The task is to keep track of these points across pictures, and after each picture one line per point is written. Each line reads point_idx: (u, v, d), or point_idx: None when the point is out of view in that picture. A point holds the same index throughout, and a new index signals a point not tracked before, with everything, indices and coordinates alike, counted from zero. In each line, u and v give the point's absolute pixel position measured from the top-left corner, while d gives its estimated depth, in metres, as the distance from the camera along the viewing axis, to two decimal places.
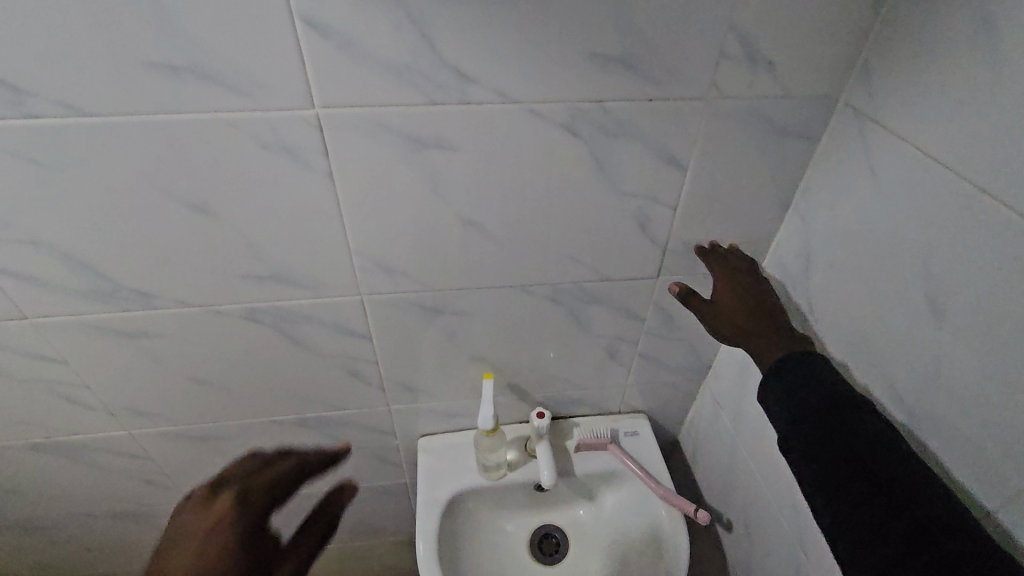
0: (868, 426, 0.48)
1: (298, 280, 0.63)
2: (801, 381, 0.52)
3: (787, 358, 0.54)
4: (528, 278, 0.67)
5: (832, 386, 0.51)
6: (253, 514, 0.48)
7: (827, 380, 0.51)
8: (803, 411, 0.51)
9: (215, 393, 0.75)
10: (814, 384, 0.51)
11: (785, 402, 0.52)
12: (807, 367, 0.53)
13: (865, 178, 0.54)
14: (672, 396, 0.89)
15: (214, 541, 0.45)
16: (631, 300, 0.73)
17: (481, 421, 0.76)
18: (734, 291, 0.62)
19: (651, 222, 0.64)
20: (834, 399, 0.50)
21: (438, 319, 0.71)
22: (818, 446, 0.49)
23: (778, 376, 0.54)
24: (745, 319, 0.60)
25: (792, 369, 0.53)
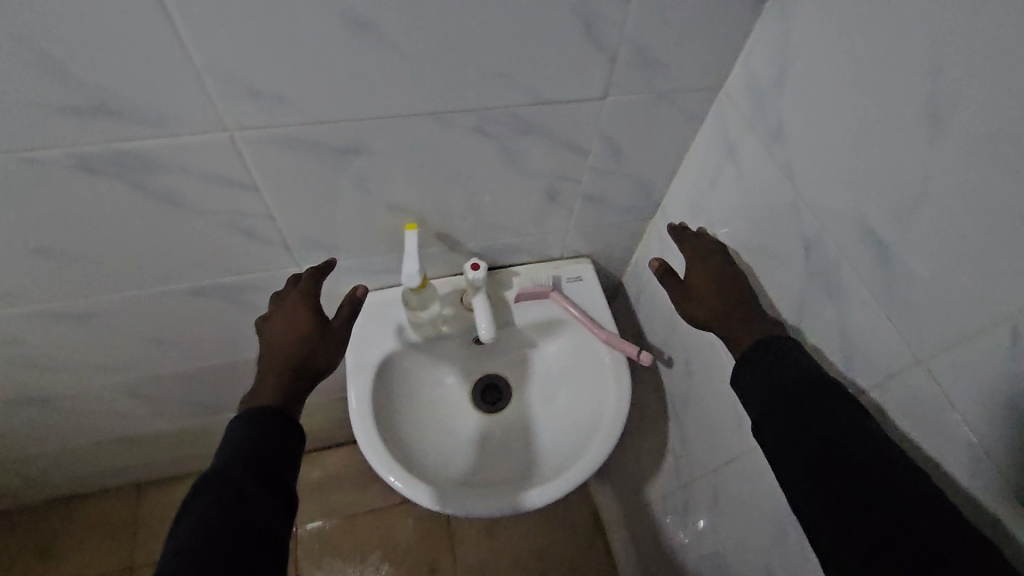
0: (842, 411, 0.46)
1: (135, 113, 0.47)
2: (776, 364, 0.51)
3: (763, 348, 0.53)
4: (446, 103, 0.54)
5: (809, 376, 0.49)
6: (320, 329, 0.62)
7: (803, 369, 0.50)
8: (777, 399, 0.49)
9: (74, 266, 0.62)
10: (792, 368, 0.50)
11: (762, 385, 0.51)
12: (783, 358, 0.51)
13: None
14: (618, 238, 0.83)
15: (292, 346, 0.60)
16: (573, 129, 0.61)
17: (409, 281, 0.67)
18: (710, 274, 0.61)
19: (597, 20, 0.49)
20: (809, 387, 0.48)
21: (339, 161, 0.57)
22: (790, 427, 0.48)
23: (752, 364, 0.52)
24: (721, 306, 0.58)
25: (768, 359, 0.52)
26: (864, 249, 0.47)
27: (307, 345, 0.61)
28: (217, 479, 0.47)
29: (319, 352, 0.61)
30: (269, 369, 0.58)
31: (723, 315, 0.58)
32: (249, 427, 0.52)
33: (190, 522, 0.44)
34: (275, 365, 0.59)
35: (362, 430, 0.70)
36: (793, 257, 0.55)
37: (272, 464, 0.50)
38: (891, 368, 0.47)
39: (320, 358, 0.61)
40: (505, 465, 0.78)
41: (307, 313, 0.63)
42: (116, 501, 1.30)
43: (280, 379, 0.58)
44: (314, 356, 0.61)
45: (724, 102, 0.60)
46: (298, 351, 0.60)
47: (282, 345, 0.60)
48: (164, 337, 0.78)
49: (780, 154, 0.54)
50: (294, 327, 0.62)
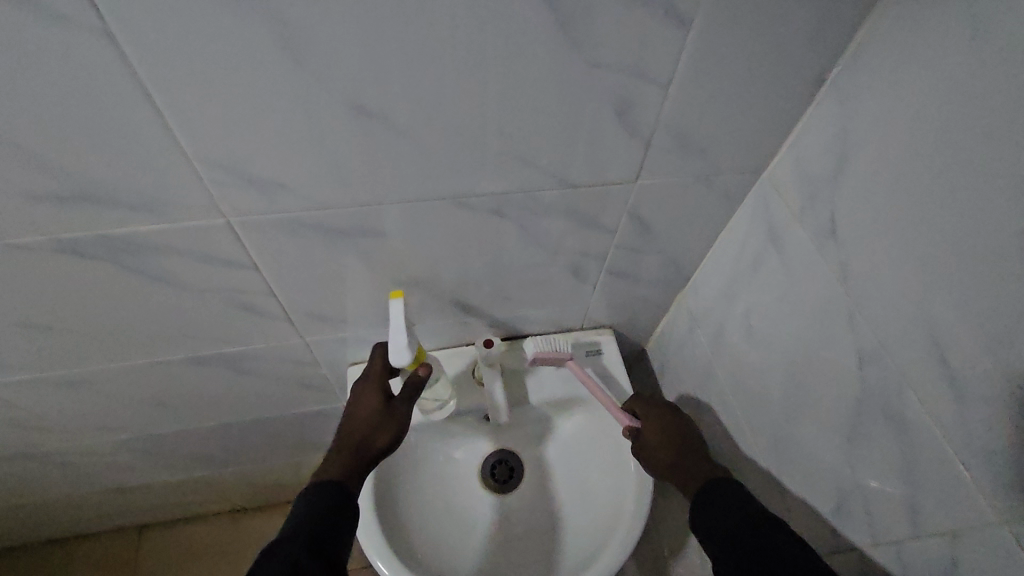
0: (781, 539, 0.46)
1: (122, 199, 0.43)
2: (727, 506, 0.51)
3: (704, 488, 0.55)
4: (462, 188, 0.49)
5: (748, 509, 0.50)
6: (381, 413, 0.59)
7: (742, 505, 0.51)
8: (726, 531, 0.49)
9: (65, 339, 0.58)
10: (741, 508, 0.50)
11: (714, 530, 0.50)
12: (723, 491, 0.53)
13: (959, 42, 0.35)
14: (643, 310, 0.77)
15: (360, 432, 0.57)
16: (599, 210, 0.56)
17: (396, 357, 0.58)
18: (657, 427, 0.65)
19: (632, 106, 0.45)
20: (750, 521, 0.49)
21: (345, 243, 0.53)
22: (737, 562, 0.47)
23: (702, 498, 0.54)
24: (665, 458, 0.61)
25: (712, 495, 0.53)
26: (934, 378, 0.41)
27: (373, 431, 0.58)
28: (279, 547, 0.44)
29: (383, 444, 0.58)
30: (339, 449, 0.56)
31: (669, 467, 0.61)
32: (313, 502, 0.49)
33: None
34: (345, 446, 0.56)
35: (363, 526, 0.64)
36: (844, 368, 0.49)
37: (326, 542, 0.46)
38: (966, 520, 0.40)
39: (384, 443, 0.58)
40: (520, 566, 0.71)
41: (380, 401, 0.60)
42: (114, 542, 1.26)
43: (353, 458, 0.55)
44: (377, 443, 0.58)
45: (767, 185, 0.55)
46: (363, 436, 0.57)
47: (351, 429, 0.58)
48: (160, 400, 0.75)
49: (832, 253, 0.48)
50: (365, 410, 0.59)
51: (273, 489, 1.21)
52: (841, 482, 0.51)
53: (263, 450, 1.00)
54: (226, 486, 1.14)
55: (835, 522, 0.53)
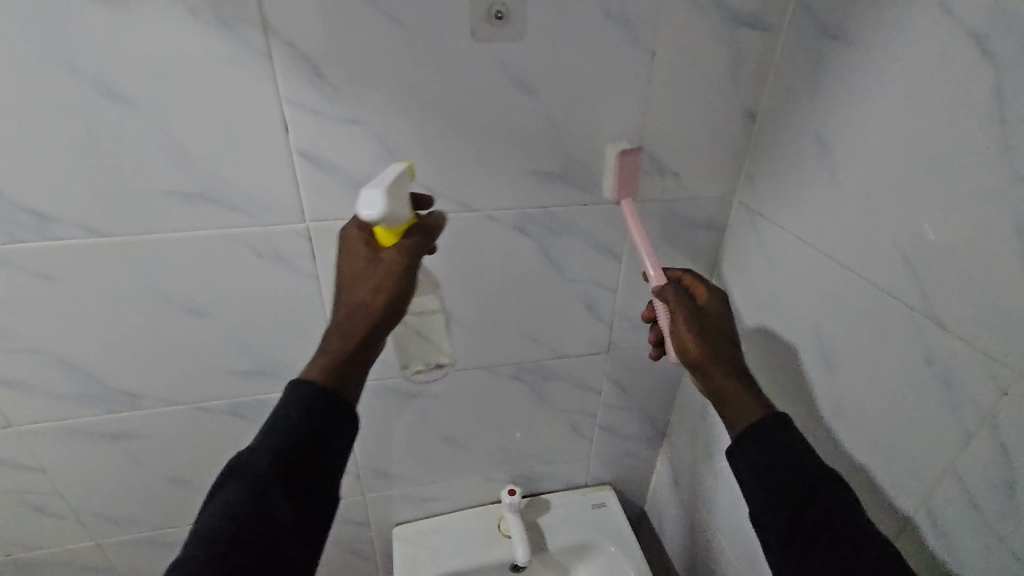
0: (846, 507, 0.44)
1: (281, 372, 0.68)
2: (778, 445, 0.48)
3: (761, 428, 0.49)
4: (492, 359, 0.75)
5: (813, 467, 0.46)
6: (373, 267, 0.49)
7: (806, 463, 0.46)
8: (786, 489, 0.46)
9: (190, 493, 0.76)
10: (792, 454, 0.47)
11: (753, 459, 0.48)
12: (786, 442, 0.48)
13: (764, 258, 0.66)
14: (634, 465, 0.95)
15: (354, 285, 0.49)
16: (587, 373, 0.81)
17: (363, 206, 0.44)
18: (707, 328, 0.55)
19: (596, 303, 0.73)
20: (805, 468, 0.46)
21: (411, 402, 0.76)
22: (791, 519, 0.45)
23: (751, 447, 0.49)
24: (721, 380, 0.52)
25: (770, 444, 0.48)
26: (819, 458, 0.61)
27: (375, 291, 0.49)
28: (238, 470, 0.43)
29: (379, 331, 0.49)
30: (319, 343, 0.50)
31: (721, 393, 0.53)
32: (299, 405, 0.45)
33: (217, 506, 0.43)
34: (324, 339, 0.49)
35: None
36: None
37: (306, 462, 0.44)
38: None
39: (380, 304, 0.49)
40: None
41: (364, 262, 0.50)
42: None
43: (337, 346, 0.48)
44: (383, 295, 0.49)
45: None
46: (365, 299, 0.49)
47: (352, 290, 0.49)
48: None
49: None
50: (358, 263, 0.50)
51: None
52: None
53: None
54: None
55: None
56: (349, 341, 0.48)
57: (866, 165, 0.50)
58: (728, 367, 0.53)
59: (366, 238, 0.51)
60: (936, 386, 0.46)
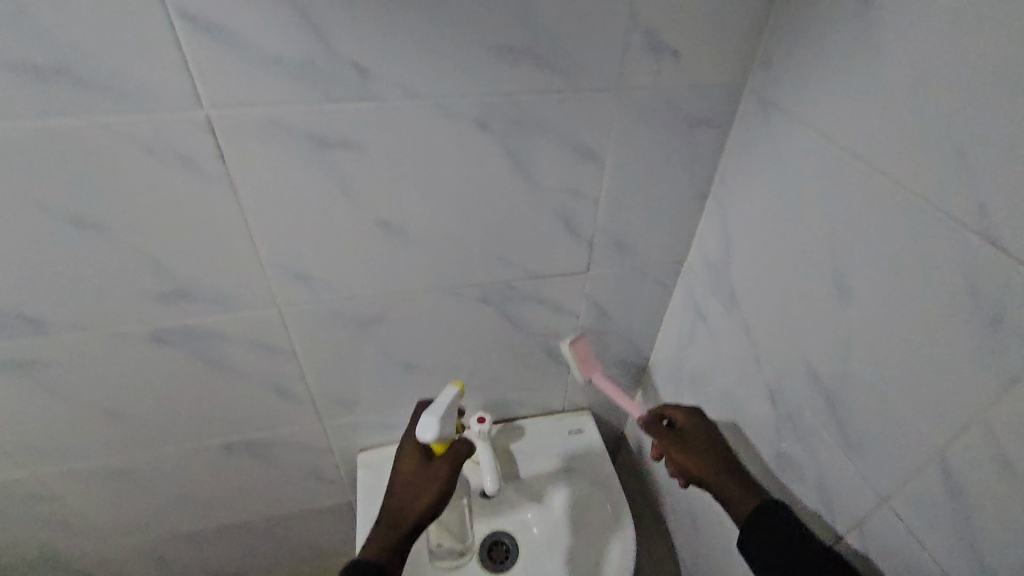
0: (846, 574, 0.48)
1: (205, 295, 0.59)
2: (775, 535, 0.53)
3: (755, 522, 0.55)
4: (455, 281, 0.66)
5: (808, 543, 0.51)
6: None
7: (803, 540, 0.51)
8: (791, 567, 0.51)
9: (126, 424, 0.70)
10: (783, 527, 0.53)
11: (748, 536, 0.55)
12: (782, 522, 0.54)
13: (774, 162, 0.55)
14: (613, 391, 0.90)
15: None
16: (563, 297, 0.72)
17: (419, 428, 0.62)
18: (698, 453, 0.64)
19: (573, 216, 0.63)
20: (789, 534, 0.53)
21: (363, 329, 0.68)
22: (770, 555, 0.53)
23: (759, 542, 0.54)
24: (702, 464, 0.63)
25: (766, 531, 0.54)
26: (817, 394, 0.54)
27: None
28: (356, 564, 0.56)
29: (440, 491, 0.62)
30: (379, 523, 0.61)
31: (707, 471, 0.62)
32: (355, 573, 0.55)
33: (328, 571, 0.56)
34: (385, 521, 0.61)
35: None
36: (764, 404, 0.61)
37: None
38: (863, 508, 0.50)
39: None
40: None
41: (414, 474, 0.63)
42: None
43: (413, 508, 0.61)
44: None
45: (687, 273, 0.72)
46: None
47: None
48: (187, 494, 0.82)
49: (738, 314, 0.64)
50: None
51: None
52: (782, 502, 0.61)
53: (268, 560, 1.02)
54: None
55: None
56: (425, 498, 0.62)
57: (922, 36, 0.38)
58: (731, 478, 0.60)
59: (419, 456, 0.65)
60: (978, 320, 0.37)
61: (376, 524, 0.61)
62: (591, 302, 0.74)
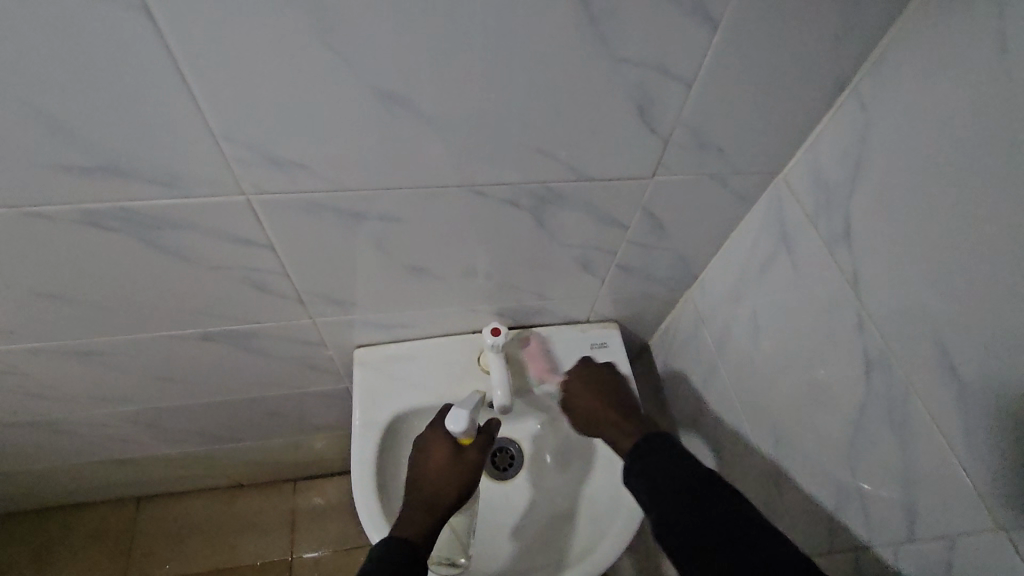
0: (723, 501, 0.48)
1: (146, 174, 0.44)
2: (664, 457, 0.54)
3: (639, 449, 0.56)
4: (482, 178, 0.50)
5: (678, 474, 0.52)
6: None
7: (679, 470, 0.52)
8: (673, 500, 0.50)
9: (77, 309, 0.58)
10: (677, 462, 0.53)
11: (644, 465, 0.54)
12: (665, 453, 0.55)
13: (984, 55, 0.36)
14: (649, 306, 0.78)
15: None
16: (615, 205, 0.56)
17: (449, 420, 0.65)
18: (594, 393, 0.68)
19: (654, 105, 0.45)
20: (684, 466, 0.52)
21: (359, 225, 0.54)
22: (661, 482, 0.52)
23: (649, 464, 0.54)
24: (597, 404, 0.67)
25: (657, 459, 0.54)
26: (939, 382, 0.42)
27: None
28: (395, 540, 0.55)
29: (471, 480, 0.64)
30: (415, 508, 0.60)
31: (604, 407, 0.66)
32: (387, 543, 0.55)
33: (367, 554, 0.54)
34: (421, 504, 0.61)
35: (365, 505, 0.66)
36: (850, 371, 0.50)
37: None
38: (962, 526, 0.41)
39: None
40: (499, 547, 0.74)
41: (445, 461, 0.64)
42: (114, 513, 1.23)
43: (447, 492, 0.62)
44: None
45: (781, 186, 0.56)
46: None
47: None
48: (169, 374, 0.75)
49: (845, 257, 0.49)
50: None
51: (273, 467, 1.21)
52: (842, 478, 0.53)
53: (264, 428, 1.00)
54: (226, 462, 1.14)
55: (831, 520, 0.54)
56: (459, 478, 0.63)
57: None
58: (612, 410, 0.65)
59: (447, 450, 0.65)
60: None
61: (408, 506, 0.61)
62: (647, 214, 0.59)
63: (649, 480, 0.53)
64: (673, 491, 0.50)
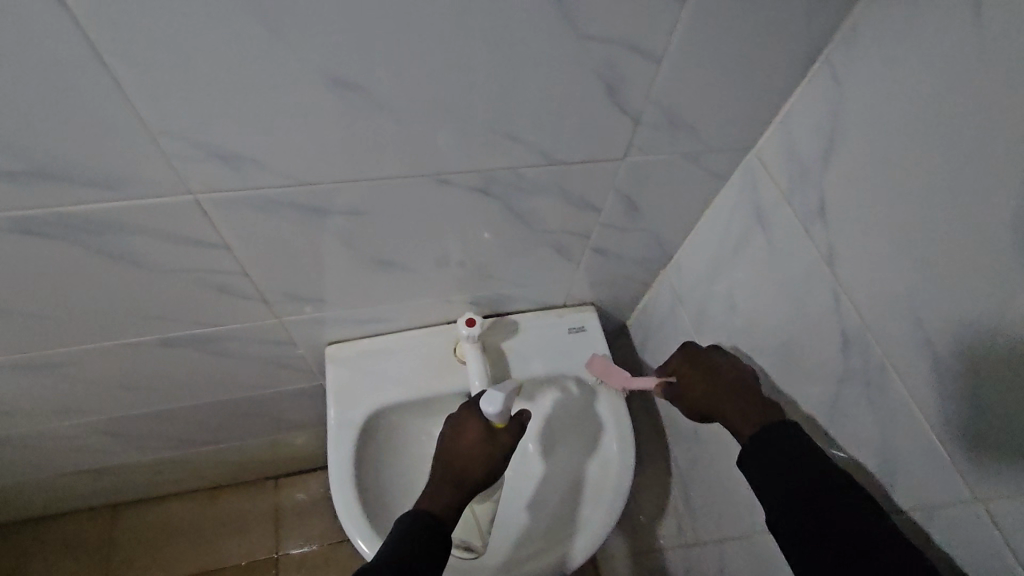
0: (857, 506, 0.42)
1: (81, 177, 0.40)
2: (786, 444, 0.48)
3: (761, 438, 0.49)
4: (447, 165, 0.48)
5: (806, 470, 0.45)
6: None
7: (806, 462, 0.46)
8: (787, 495, 0.45)
9: (24, 321, 0.55)
10: (808, 458, 0.46)
11: (764, 461, 0.48)
12: (790, 448, 0.47)
13: (957, 23, 0.35)
14: (626, 287, 0.77)
15: None
16: (587, 188, 0.55)
17: (484, 400, 0.62)
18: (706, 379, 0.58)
19: (623, 84, 0.43)
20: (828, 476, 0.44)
21: (321, 220, 0.51)
22: (789, 492, 0.45)
23: (757, 450, 0.49)
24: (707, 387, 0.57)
25: (762, 445, 0.49)
26: (915, 357, 0.42)
27: None
28: (417, 518, 0.54)
29: (499, 462, 0.62)
30: (443, 484, 0.59)
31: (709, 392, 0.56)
32: (417, 515, 0.54)
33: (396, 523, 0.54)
34: (448, 480, 0.59)
35: (343, 505, 0.65)
36: (827, 348, 0.50)
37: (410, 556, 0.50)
38: (939, 498, 0.42)
39: None
40: (509, 525, 0.75)
41: (479, 439, 0.62)
42: (89, 522, 1.20)
43: (475, 469, 0.60)
44: None
45: (754, 162, 0.55)
46: None
47: None
48: (132, 382, 0.72)
49: (820, 232, 0.49)
50: None
51: (253, 466, 1.19)
52: None
53: (239, 428, 0.97)
54: (203, 465, 1.11)
55: None
56: (491, 459, 0.61)
57: None
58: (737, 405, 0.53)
59: (481, 427, 0.63)
60: None
61: (434, 480, 0.60)
62: (620, 196, 0.57)
63: (781, 484, 0.46)
64: (796, 492, 0.45)
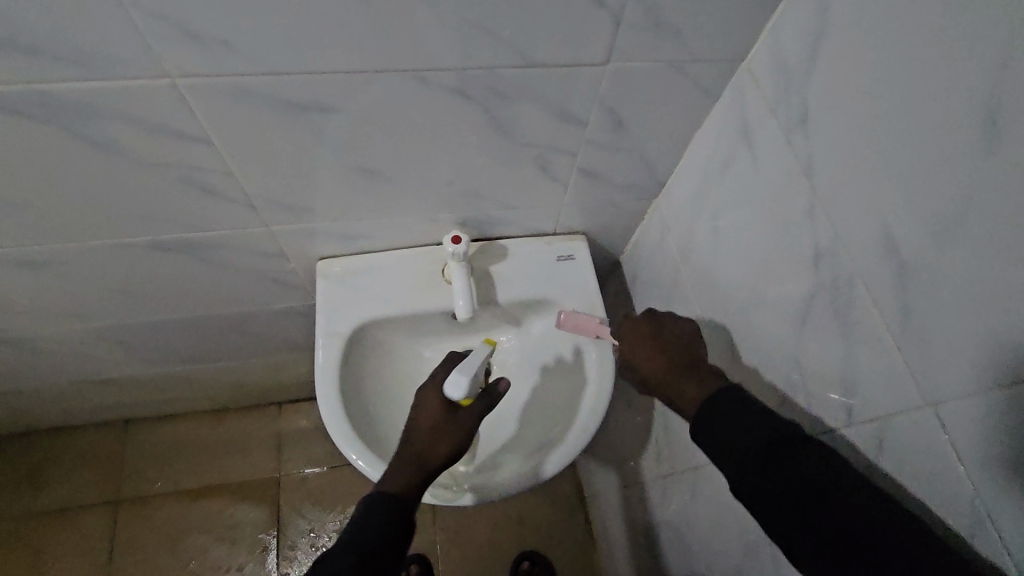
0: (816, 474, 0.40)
1: (55, 50, 0.41)
2: (738, 420, 0.44)
3: (723, 408, 0.46)
4: (423, 61, 0.47)
5: (763, 435, 0.42)
6: None
7: (765, 426, 0.43)
8: (743, 470, 0.42)
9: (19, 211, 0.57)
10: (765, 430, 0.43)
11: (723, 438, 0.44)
12: (749, 417, 0.44)
13: None
14: (617, 216, 0.76)
15: None
16: (570, 96, 0.54)
17: (449, 383, 0.60)
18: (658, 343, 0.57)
19: None
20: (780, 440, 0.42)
21: (299, 119, 0.51)
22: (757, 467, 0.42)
23: (709, 428, 0.46)
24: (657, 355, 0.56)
25: (718, 415, 0.45)
26: (882, 264, 0.41)
27: None
28: (379, 502, 0.53)
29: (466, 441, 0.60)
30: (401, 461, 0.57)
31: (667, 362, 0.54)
32: (379, 499, 0.53)
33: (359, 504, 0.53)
34: (409, 459, 0.57)
35: (327, 405, 0.68)
36: (802, 263, 0.49)
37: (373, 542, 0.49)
38: (894, 407, 0.42)
39: None
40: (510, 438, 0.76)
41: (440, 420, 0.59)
42: (102, 435, 1.27)
43: (437, 450, 0.58)
44: None
45: (745, 75, 0.53)
46: None
47: None
48: (128, 287, 0.74)
49: (801, 144, 0.47)
50: None
51: (256, 390, 1.23)
52: (789, 373, 0.53)
53: (240, 347, 1.00)
54: (207, 385, 1.15)
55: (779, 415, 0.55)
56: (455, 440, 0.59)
57: None
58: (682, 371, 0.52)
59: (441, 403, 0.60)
60: None
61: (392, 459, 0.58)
62: (605, 109, 0.56)
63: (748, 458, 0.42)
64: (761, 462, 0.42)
